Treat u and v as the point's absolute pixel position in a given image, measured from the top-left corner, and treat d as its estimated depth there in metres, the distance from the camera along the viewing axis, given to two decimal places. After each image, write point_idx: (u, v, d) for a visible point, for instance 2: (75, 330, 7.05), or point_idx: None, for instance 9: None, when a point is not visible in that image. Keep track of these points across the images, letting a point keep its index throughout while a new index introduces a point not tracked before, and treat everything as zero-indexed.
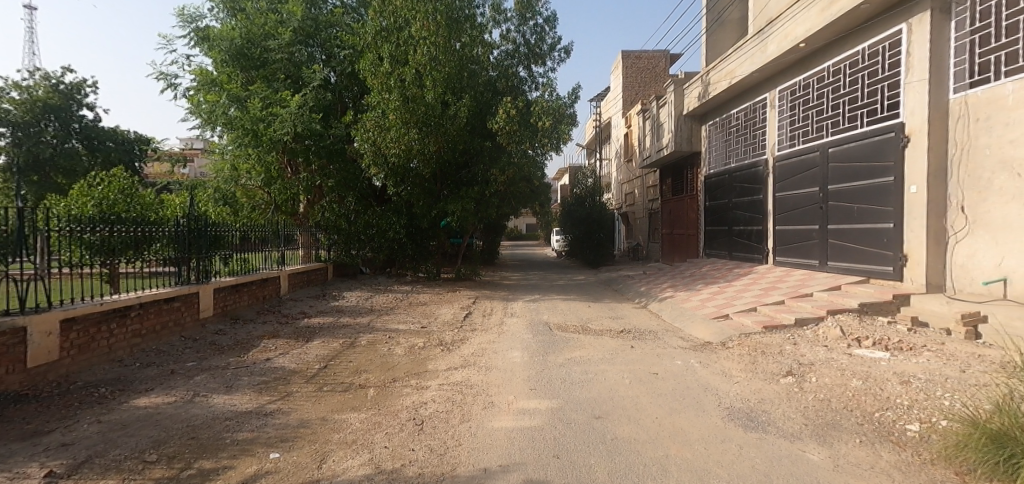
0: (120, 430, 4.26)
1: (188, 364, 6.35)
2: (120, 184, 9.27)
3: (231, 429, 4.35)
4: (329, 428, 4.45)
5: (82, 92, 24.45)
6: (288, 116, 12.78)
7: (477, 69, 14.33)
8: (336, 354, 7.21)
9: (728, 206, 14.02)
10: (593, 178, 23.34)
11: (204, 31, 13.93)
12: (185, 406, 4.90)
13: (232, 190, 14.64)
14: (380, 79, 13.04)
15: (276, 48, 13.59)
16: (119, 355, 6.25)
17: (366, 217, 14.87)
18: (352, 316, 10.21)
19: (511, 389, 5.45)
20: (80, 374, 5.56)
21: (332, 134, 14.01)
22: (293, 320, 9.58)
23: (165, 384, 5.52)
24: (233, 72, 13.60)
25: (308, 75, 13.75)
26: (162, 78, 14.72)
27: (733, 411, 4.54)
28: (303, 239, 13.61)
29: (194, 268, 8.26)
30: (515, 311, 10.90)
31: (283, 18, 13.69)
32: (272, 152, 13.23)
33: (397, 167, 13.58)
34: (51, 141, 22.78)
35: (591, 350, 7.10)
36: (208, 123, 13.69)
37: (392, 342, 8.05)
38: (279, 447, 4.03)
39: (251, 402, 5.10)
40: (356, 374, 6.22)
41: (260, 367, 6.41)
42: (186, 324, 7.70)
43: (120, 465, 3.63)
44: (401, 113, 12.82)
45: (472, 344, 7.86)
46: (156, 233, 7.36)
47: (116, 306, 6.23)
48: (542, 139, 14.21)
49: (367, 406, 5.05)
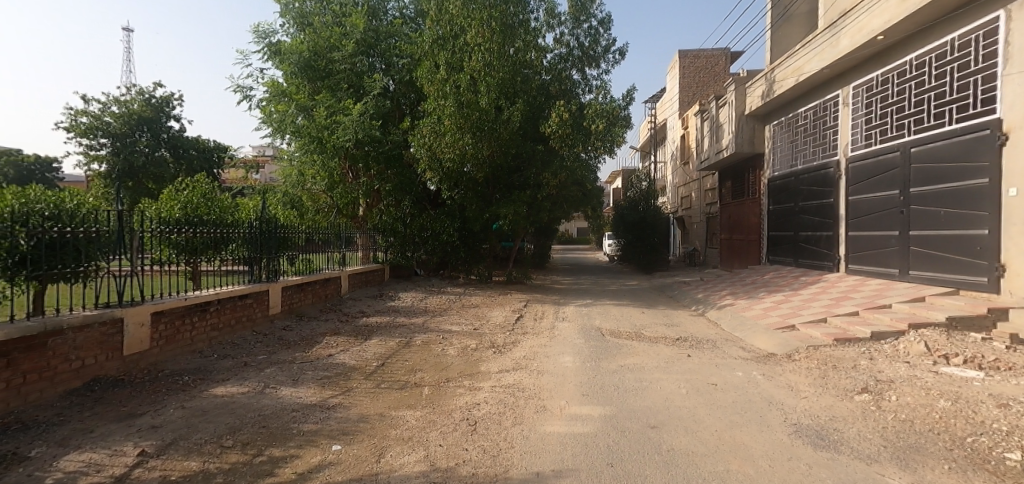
0: (201, 416, 4.62)
1: (259, 357, 6.78)
2: (202, 189, 10.03)
3: (298, 421, 4.61)
4: (386, 424, 4.62)
5: (171, 105, 26.38)
6: (350, 124, 13.36)
7: (530, 74, 14.41)
8: (393, 353, 7.46)
9: (795, 211, 13.36)
10: (648, 181, 22.88)
11: (276, 46, 14.79)
12: (256, 396, 5.24)
13: (299, 194, 15.39)
14: (436, 86, 13.34)
15: (340, 59, 14.24)
16: (200, 347, 6.75)
17: (422, 220, 15.24)
18: (407, 316, 10.55)
19: (563, 394, 5.44)
20: (166, 363, 6.05)
21: (391, 140, 14.47)
22: (353, 318, 10.02)
23: (240, 375, 5.91)
24: (302, 83, 14.36)
25: (369, 84, 14.29)
26: (239, 91, 15.74)
27: (801, 427, 4.35)
28: (362, 241, 14.14)
29: (266, 268, 8.80)
30: (566, 315, 10.88)
31: (347, 31, 14.31)
32: (335, 158, 13.90)
33: (451, 171, 13.77)
34: (144, 150, 24.84)
35: (645, 358, 6.99)
36: (277, 132, 14.55)
37: (445, 342, 8.24)
38: (341, 439, 4.23)
39: (315, 395, 5.38)
40: (412, 373, 6.43)
41: (323, 363, 6.73)
42: (257, 319, 8.20)
43: (202, 448, 3.94)
44: (456, 118, 13.02)
45: (523, 347, 7.93)
46: (233, 234, 7.91)
47: (198, 302, 6.72)
48: (595, 142, 14.26)
49: (422, 404, 5.20)
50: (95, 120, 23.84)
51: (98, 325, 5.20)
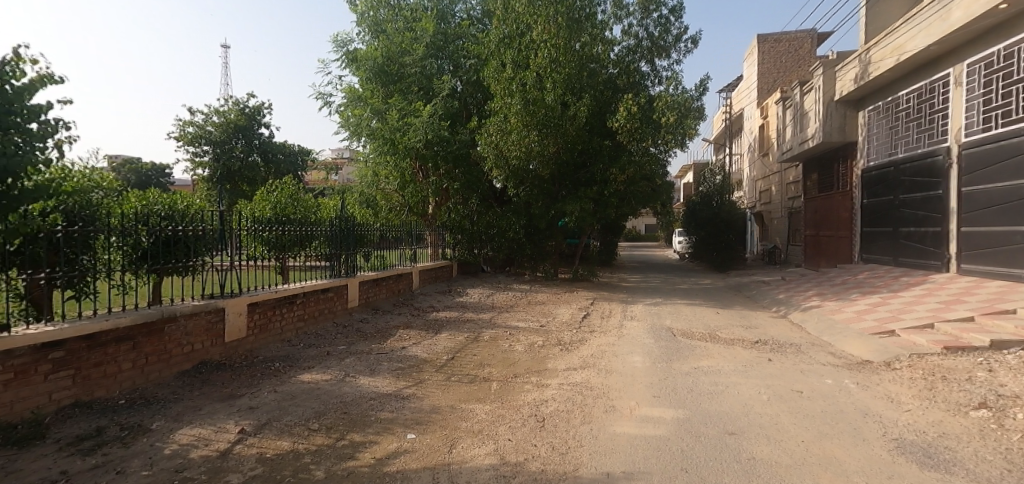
0: (290, 399, 4.96)
1: (339, 347, 7.17)
2: (289, 190, 10.79)
3: (375, 409, 4.84)
4: (457, 416, 4.74)
5: (262, 112, 28.41)
6: (421, 125, 13.81)
7: (597, 68, 14.19)
8: (462, 347, 7.63)
9: (894, 205, 12.26)
10: (722, 175, 21.88)
11: (352, 54, 15.54)
12: (338, 384, 5.55)
13: (374, 193, 16.10)
14: (503, 85, 13.46)
15: (411, 63, 14.72)
16: (288, 336, 7.25)
17: (488, 218, 15.46)
18: (475, 311, 10.75)
19: (634, 394, 5.33)
20: (260, 350, 6.55)
21: (458, 140, 14.78)
22: (423, 312, 10.36)
23: (323, 364, 6.28)
24: (376, 87, 15.01)
25: (438, 86, 14.66)
26: (320, 97, 16.71)
27: (905, 443, 3.98)
28: (432, 238, 14.56)
29: (345, 263, 9.29)
30: (635, 314, 10.64)
31: (417, 35, 14.76)
32: (406, 158, 14.40)
33: (517, 169, 13.85)
34: (240, 155, 27.04)
35: (720, 360, 6.70)
36: (354, 135, 15.32)
37: (512, 338, 8.32)
38: (415, 428, 4.39)
39: (391, 385, 5.62)
40: (480, 367, 6.54)
41: (397, 354, 7.01)
42: (337, 311, 8.68)
43: (292, 430, 4.23)
44: (522, 116, 13.05)
45: (591, 346, 7.84)
46: (316, 232, 8.40)
47: (287, 294, 7.21)
48: (665, 135, 13.93)
49: (491, 398, 5.29)
50: (198, 129, 26.15)
51: (204, 313, 5.72)
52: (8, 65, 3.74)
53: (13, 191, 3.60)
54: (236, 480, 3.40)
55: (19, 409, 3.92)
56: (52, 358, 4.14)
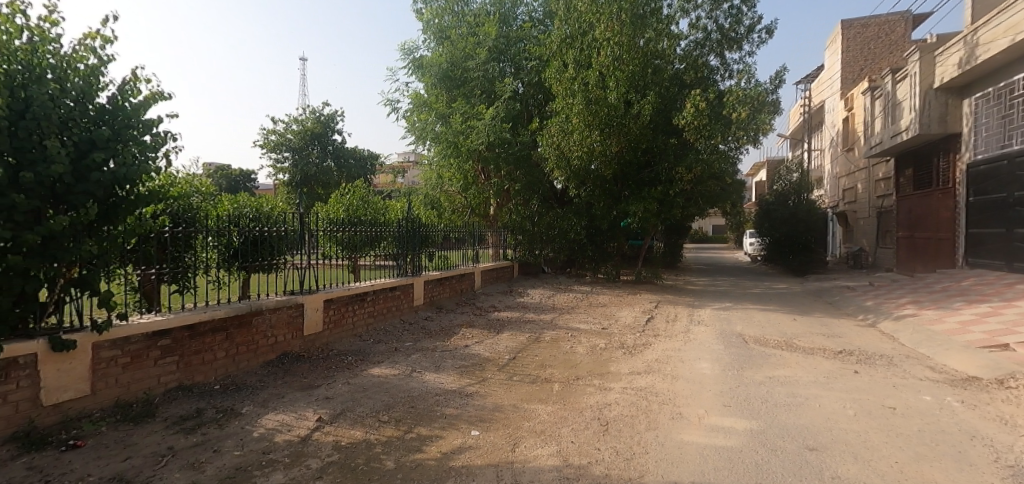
0: (362, 391, 5.20)
1: (406, 344, 7.44)
2: (360, 193, 11.36)
3: (440, 404, 4.97)
4: (520, 416, 4.77)
5: (336, 120, 30.00)
6: (484, 128, 14.01)
7: (662, 64, 13.83)
8: (524, 347, 7.67)
9: (1007, 203, 11.05)
10: (800, 172, 20.65)
11: (418, 61, 16.05)
12: (405, 379, 5.75)
13: (438, 195, 16.50)
14: (565, 85, 13.36)
15: (474, 67, 14.99)
16: (359, 331, 7.60)
17: (548, 219, 15.47)
18: (536, 312, 10.78)
19: (702, 402, 5.14)
20: (335, 344, 6.92)
21: (520, 141, 14.88)
22: (485, 312, 10.53)
23: (392, 359, 6.53)
24: (440, 92, 15.41)
25: (500, 88, 14.85)
26: (388, 104, 17.38)
27: (1018, 470, 3.58)
28: (493, 239, 14.72)
29: (411, 263, 9.63)
30: (702, 318, 10.26)
31: (480, 39, 15.02)
32: (469, 161, 14.64)
33: (578, 169, 13.73)
34: (315, 161, 28.69)
35: (797, 370, 6.32)
36: (419, 139, 15.83)
37: (574, 340, 8.27)
38: (479, 425, 4.46)
39: (455, 382, 5.76)
40: (542, 368, 6.55)
41: (460, 352, 7.17)
42: (404, 309, 9.00)
43: (364, 420, 4.44)
44: (585, 116, 12.89)
45: (656, 350, 7.64)
46: (385, 233, 8.76)
47: (358, 292, 7.57)
48: (736, 132, 13.35)
49: (554, 400, 5.29)
50: (279, 138, 27.95)
51: (286, 308, 6.11)
52: (128, 84, 4.17)
53: (130, 196, 4.05)
54: (315, 465, 3.62)
55: (134, 389, 4.40)
56: (160, 345, 4.60)
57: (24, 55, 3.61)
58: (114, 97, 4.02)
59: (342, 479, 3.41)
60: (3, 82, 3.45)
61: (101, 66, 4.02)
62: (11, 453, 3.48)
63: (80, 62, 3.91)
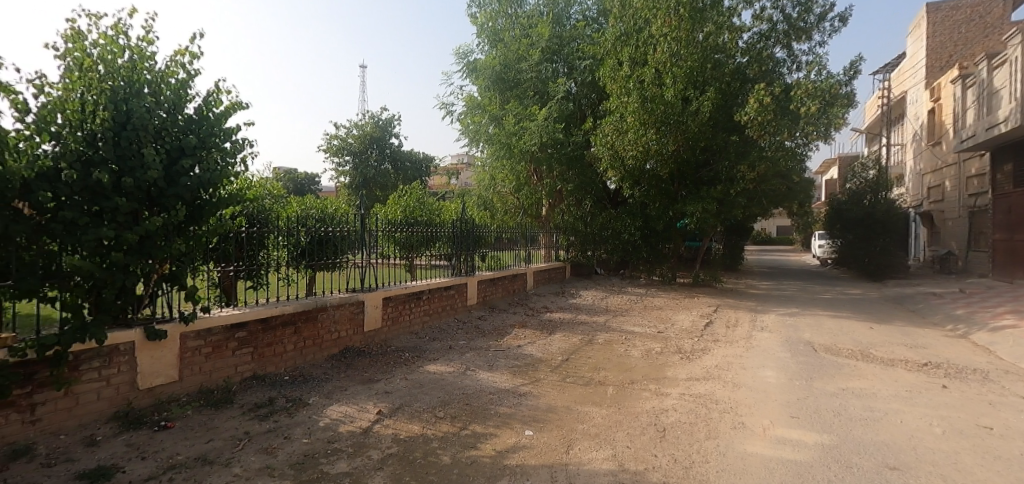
0: (419, 387, 5.36)
1: (460, 342, 7.59)
2: (417, 194, 11.71)
3: (495, 403, 5.04)
4: (574, 417, 4.76)
5: (393, 124, 30.95)
6: (537, 128, 14.02)
7: (723, 59, 13.36)
8: (577, 348, 7.64)
9: None
10: (877, 169, 19.32)
11: (472, 64, 16.30)
12: (461, 376, 5.87)
13: (490, 196, 16.58)
14: (620, 84, 13.13)
15: (528, 68, 15.03)
16: (416, 329, 7.83)
17: (602, 219, 15.43)
18: (589, 313, 10.69)
19: (765, 412, 4.93)
20: (393, 340, 7.17)
21: (573, 142, 14.80)
22: (538, 312, 10.55)
23: (446, 356, 6.69)
24: (494, 95, 15.54)
25: (554, 89, 14.81)
26: (443, 107, 17.74)
27: None
28: (545, 240, 14.70)
29: (465, 263, 9.80)
30: (765, 324, 9.81)
31: (533, 40, 15.06)
32: (522, 162, 14.67)
33: (633, 169, 13.49)
34: (374, 164, 29.73)
35: (874, 383, 5.93)
36: (473, 141, 16.06)
37: (628, 343, 8.14)
38: (533, 426, 4.49)
39: (509, 382, 5.81)
40: (596, 371, 6.50)
41: (514, 352, 7.23)
42: (458, 308, 9.18)
43: (421, 415, 4.58)
44: (640, 114, 12.62)
45: (715, 356, 7.39)
46: (440, 233, 8.98)
47: (415, 290, 7.80)
48: (806, 127, 12.67)
49: (608, 403, 5.24)
50: (341, 142, 29.17)
51: (348, 305, 6.39)
52: (212, 96, 4.50)
53: (213, 199, 4.38)
54: (376, 456, 3.77)
55: (215, 377, 4.76)
56: (237, 337, 4.94)
57: (126, 72, 3.98)
58: (200, 108, 4.36)
59: (401, 471, 3.53)
60: (109, 97, 3.82)
61: (189, 79, 4.36)
62: (112, 430, 3.87)
63: (171, 77, 4.26)
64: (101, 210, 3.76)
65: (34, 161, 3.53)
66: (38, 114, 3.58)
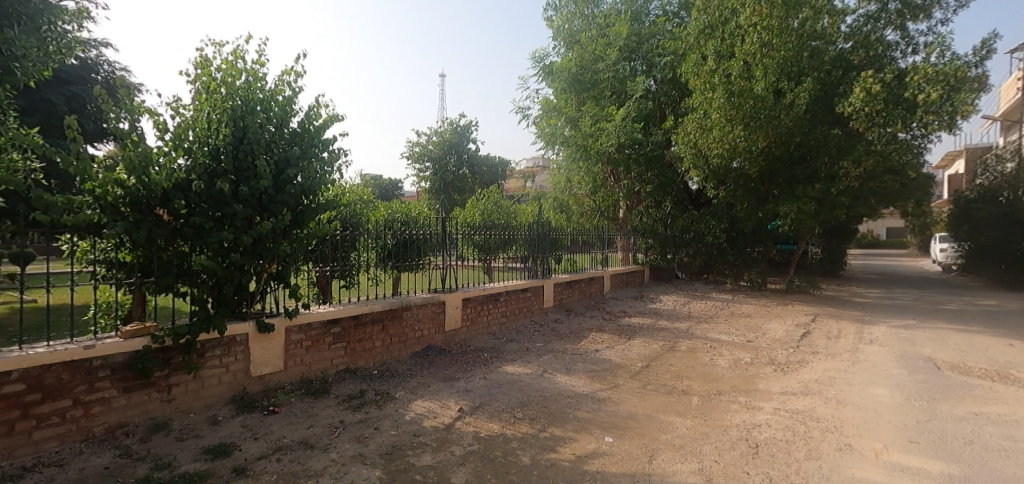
0: (498, 387, 5.48)
1: (537, 344, 7.65)
2: (494, 198, 11.99)
3: (573, 406, 5.05)
4: (657, 426, 4.65)
5: (470, 129, 31.74)
6: (614, 129, 13.75)
7: (821, 46, 12.40)
8: (657, 355, 7.43)
9: None
10: (1016, 162, 16.84)
11: (548, 67, 16.32)
12: (539, 378, 5.93)
13: (566, 198, 16.55)
14: (704, 80, 12.60)
15: (604, 69, 14.81)
16: (494, 330, 8.00)
17: (684, 221, 14.97)
18: (670, 319, 10.33)
19: (873, 433, 4.53)
20: (472, 340, 7.38)
21: (652, 141, 14.31)
22: (615, 316, 10.37)
23: (524, 358, 6.78)
24: (569, 96, 15.40)
25: (632, 88, 14.44)
26: (519, 111, 17.92)
27: None
28: (622, 242, 14.39)
29: (542, 265, 9.87)
30: (873, 337, 8.96)
31: (611, 40, 14.80)
32: (599, 163, 14.47)
33: (718, 168, 12.91)
34: (452, 169, 30.67)
35: (1015, 408, 5.22)
36: (549, 144, 16.13)
37: (713, 351, 7.79)
38: (613, 432, 4.44)
39: (587, 386, 5.78)
40: (679, 379, 6.28)
41: (592, 356, 7.17)
42: (535, 310, 9.25)
43: (501, 415, 4.68)
44: (726, 110, 11.92)
45: (813, 369, 6.87)
46: (517, 236, 9.10)
47: (493, 292, 7.96)
48: (923, 117, 11.37)
49: (693, 414, 5.06)
50: (422, 148, 30.38)
51: (430, 305, 6.66)
52: (312, 110, 4.91)
53: (313, 204, 4.77)
54: (458, 452, 3.92)
55: (314, 369, 5.17)
56: (333, 332, 5.34)
57: (243, 92, 4.45)
58: (302, 121, 4.77)
59: (482, 468, 3.65)
60: (230, 115, 4.31)
61: (294, 96, 4.78)
62: (230, 412, 4.34)
63: (279, 95, 4.69)
64: (222, 215, 4.23)
65: (171, 173, 4.06)
66: (175, 132, 4.11)
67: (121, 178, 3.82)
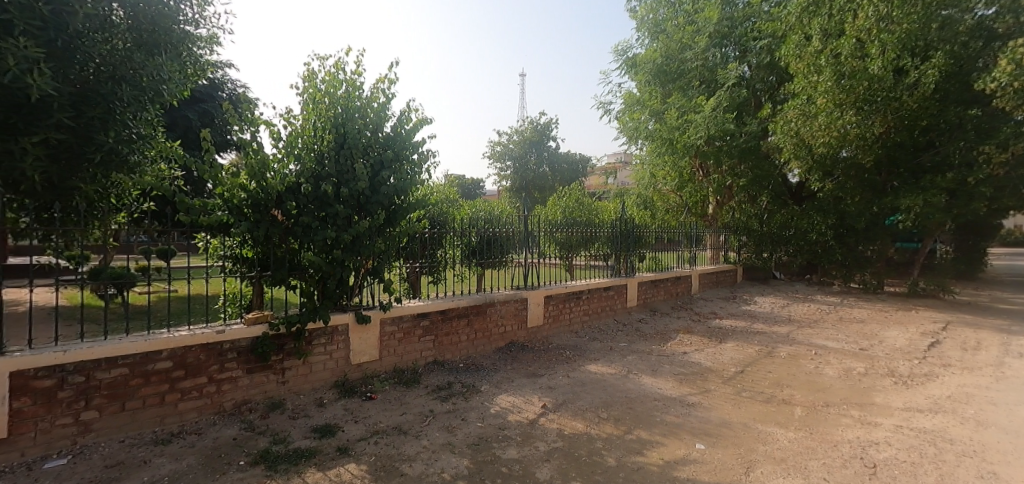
0: (582, 385, 5.49)
1: (621, 344, 7.52)
2: (576, 195, 11.93)
3: (661, 410, 4.92)
4: (753, 436, 4.40)
5: (551, 127, 31.73)
6: (703, 120, 12.97)
7: (955, 14, 10.68)
8: (753, 360, 6.98)
9: None
10: None
11: (632, 60, 15.82)
12: (623, 379, 5.85)
13: (650, 194, 15.99)
14: (807, 62, 11.43)
15: (693, 57, 14.06)
16: (576, 328, 7.98)
17: (784, 216, 13.82)
18: (767, 322, 9.64)
19: (1021, 462, 3.94)
20: (554, 337, 7.42)
21: (746, 132, 13.24)
22: (705, 318, 9.87)
23: (607, 357, 6.70)
24: (654, 89, 14.89)
25: (724, 76, 13.55)
26: (601, 107, 17.62)
27: None
28: (711, 240, 13.65)
29: (625, 263, 9.68)
30: (1021, 349, 7.74)
31: (699, 26, 13.99)
32: (685, 157, 13.76)
33: (824, 158, 11.74)
34: (533, 167, 30.88)
35: None
36: (632, 139, 15.67)
37: (818, 359, 7.16)
38: (705, 439, 4.28)
39: (675, 389, 5.59)
40: (778, 387, 5.87)
41: (680, 359, 6.91)
42: (618, 309, 9.09)
43: (586, 414, 4.69)
44: (833, 94, 10.82)
45: (943, 384, 6.09)
46: (599, 234, 8.99)
47: (575, 289, 7.95)
48: None
49: (795, 425, 4.71)
50: (504, 148, 30.90)
51: (513, 302, 6.81)
52: (404, 114, 5.23)
53: (404, 204, 5.10)
54: (543, 447, 4.00)
55: (405, 359, 5.53)
56: (422, 325, 5.66)
57: (343, 101, 4.86)
58: (395, 125, 5.10)
59: (568, 466, 3.69)
60: (333, 123, 4.76)
61: (388, 102, 5.12)
62: (334, 396, 4.78)
63: (375, 101, 5.06)
64: (326, 215, 4.66)
65: (284, 178, 4.56)
66: (287, 140, 4.61)
67: (244, 183, 4.37)
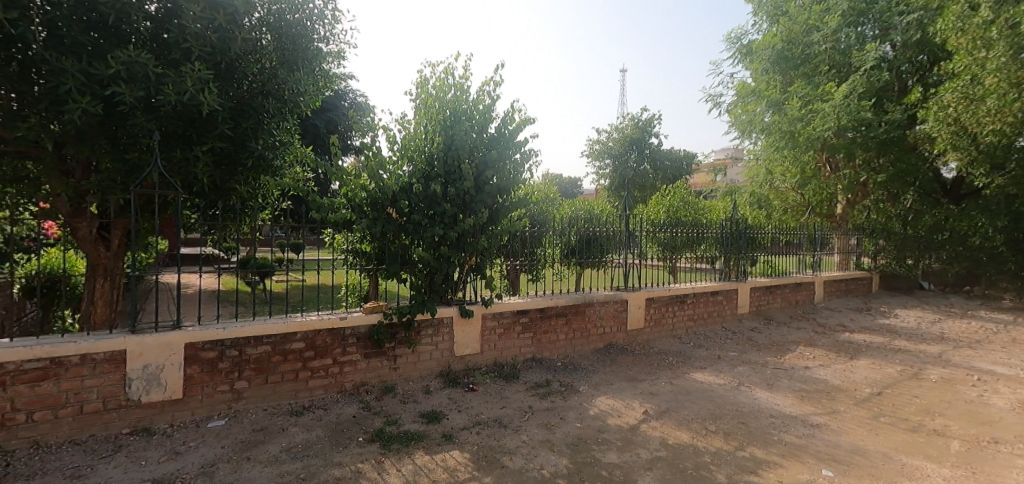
0: (686, 394, 5.23)
1: (730, 353, 7.01)
2: (680, 194, 11.34)
3: (778, 428, 4.51)
4: (894, 469, 3.86)
5: (654, 123, 30.27)
6: (831, 110, 11.37)
7: None
8: (893, 382, 6.10)
9: None
10: None
11: (748, 47, 14.48)
12: (733, 391, 5.46)
13: (766, 192, 14.66)
14: (973, 35, 9.52)
15: (820, 40, 12.40)
16: (679, 333, 7.61)
17: (938, 215, 12.01)
18: (911, 339, 8.37)
19: None
20: (655, 342, 7.15)
21: (887, 121, 11.51)
22: (830, 330, 8.82)
23: (715, 367, 6.30)
24: (773, 77, 13.37)
25: (861, 58, 11.89)
26: (711, 100, 16.51)
27: None
28: (840, 243, 12.18)
29: (735, 267, 8.98)
30: None
31: (830, 4, 12.32)
32: (809, 151, 12.25)
33: (993, 147, 10.05)
34: (633, 165, 29.83)
35: None
36: (745, 132, 14.31)
37: (981, 386, 6.07)
38: (832, 466, 3.85)
39: (795, 407, 5.09)
40: (927, 415, 5.08)
41: (800, 374, 6.26)
42: (726, 315, 8.49)
43: (691, 425, 4.46)
44: (1005, 74, 8.83)
45: None
46: (706, 234, 8.45)
47: (679, 293, 7.56)
48: None
49: (949, 461, 4.06)
50: (603, 146, 30.20)
51: (613, 302, 6.68)
52: (508, 115, 5.39)
53: (507, 203, 5.27)
54: (644, 455, 3.89)
55: (506, 354, 5.70)
56: (522, 322, 5.79)
57: (451, 104, 5.14)
58: (499, 126, 5.27)
59: (671, 477, 3.55)
60: (442, 126, 5.07)
61: (493, 104, 5.32)
62: (439, 385, 5.08)
63: (481, 103, 5.28)
64: (434, 213, 4.97)
65: (398, 178, 4.95)
66: (402, 143, 5.04)
67: (365, 184, 4.84)
